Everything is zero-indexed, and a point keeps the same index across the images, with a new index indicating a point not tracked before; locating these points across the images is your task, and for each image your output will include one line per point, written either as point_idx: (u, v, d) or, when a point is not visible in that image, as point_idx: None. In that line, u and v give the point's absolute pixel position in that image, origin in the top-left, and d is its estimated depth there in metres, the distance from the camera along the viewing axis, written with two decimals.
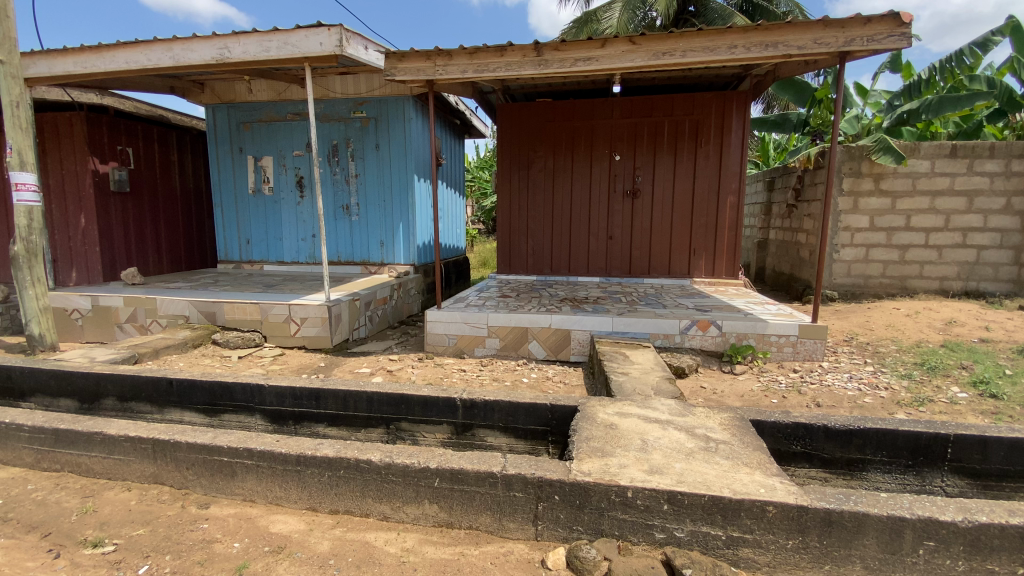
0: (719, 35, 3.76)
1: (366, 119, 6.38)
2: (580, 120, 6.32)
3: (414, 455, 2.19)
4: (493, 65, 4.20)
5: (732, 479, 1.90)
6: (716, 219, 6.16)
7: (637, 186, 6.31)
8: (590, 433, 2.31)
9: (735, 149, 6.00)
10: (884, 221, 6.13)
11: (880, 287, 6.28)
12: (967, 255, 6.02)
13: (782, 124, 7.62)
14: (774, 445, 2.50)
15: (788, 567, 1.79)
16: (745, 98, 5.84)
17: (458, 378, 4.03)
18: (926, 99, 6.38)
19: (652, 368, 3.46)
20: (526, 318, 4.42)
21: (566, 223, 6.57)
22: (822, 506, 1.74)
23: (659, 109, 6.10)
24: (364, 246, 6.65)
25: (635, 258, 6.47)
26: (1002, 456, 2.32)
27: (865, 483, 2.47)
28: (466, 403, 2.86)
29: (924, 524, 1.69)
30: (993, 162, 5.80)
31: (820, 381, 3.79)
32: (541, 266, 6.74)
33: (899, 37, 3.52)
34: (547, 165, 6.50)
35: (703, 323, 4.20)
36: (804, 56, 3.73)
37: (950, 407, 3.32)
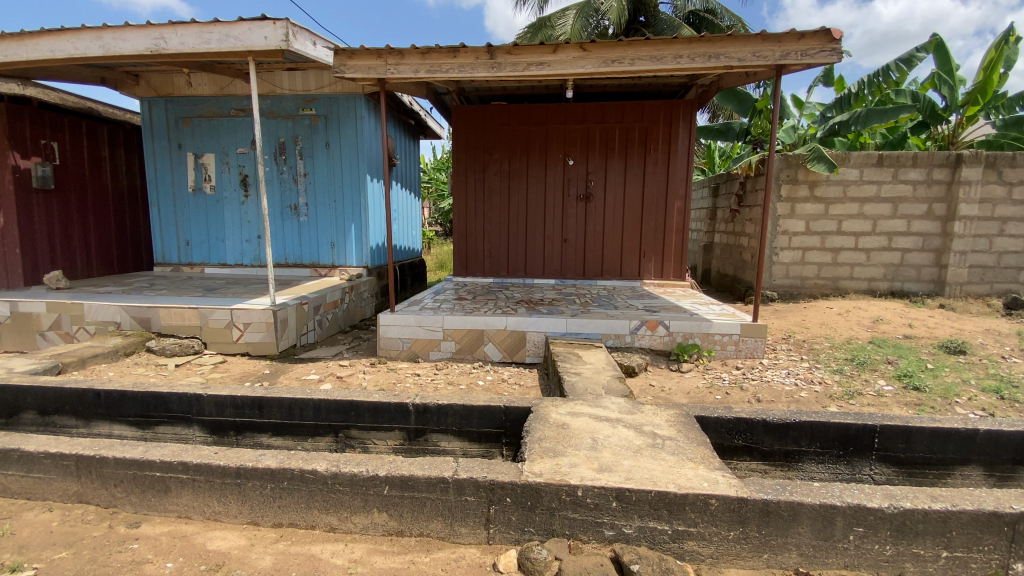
0: (666, 45, 3.88)
1: (316, 117, 6.18)
2: (535, 124, 6.37)
3: (362, 463, 2.13)
4: (446, 66, 4.17)
5: (677, 475, 1.95)
6: (664, 223, 6.36)
7: (590, 190, 6.42)
8: (542, 434, 2.32)
9: (682, 156, 6.22)
10: (819, 225, 6.52)
11: (815, 287, 6.66)
12: (892, 257, 6.48)
13: (726, 132, 7.95)
14: (717, 440, 2.60)
15: (731, 557, 1.85)
16: (691, 106, 6.06)
17: (411, 383, 3.95)
18: (856, 112, 6.83)
19: (604, 367, 3.52)
20: (482, 320, 4.41)
21: (521, 225, 6.60)
22: (760, 497, 1.82)
23: (611, 116, 6.24)
24: (314, 248, 6.44)
25: (589, 261, 6.57)
26: (924, 445, 2.50)
27: (801, 474, 2.61)
28: (419, 408, 2.80)
29: (853, 511, 1.79)
30: (915, 172, 6.27)
31: (760, 377, 3.97)
32: (497, 269, 6.74)
33: (830, 53, 3.75)
34: (503, 168, 6.51)
35: (652, 323, 4.32)
36: (744, 67, 3.91)
37: (878, 399, 3.56)
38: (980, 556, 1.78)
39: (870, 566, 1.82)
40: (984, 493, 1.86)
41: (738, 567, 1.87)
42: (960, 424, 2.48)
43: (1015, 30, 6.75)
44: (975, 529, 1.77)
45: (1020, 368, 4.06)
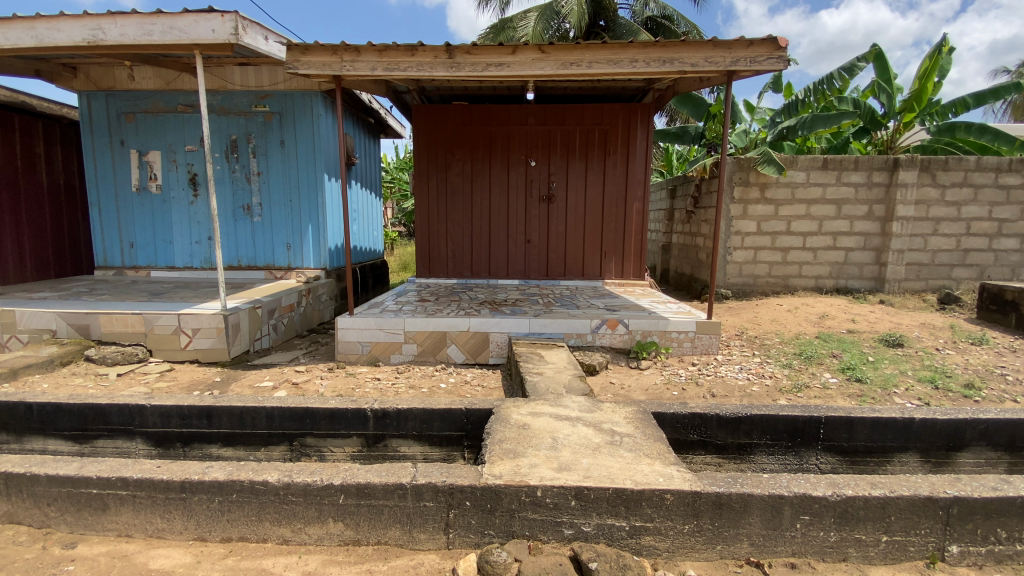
0: (622, 49, 3.94)
1: (269, 114, 5.97)
2: (496, 125, 6.37)
3: (316, 472, 2.06)
4: (404, 64, 4.10)
5: (634, 471, 1.98)
6: (624, 224, 6.47)
7: (552, 191, 6.46)
8: (503, 435, 2.31)
9: (641, 158, 6.35)
10: (769, 225, 6.79)
11: (767, 285, 6.93)
12: (837, 256, 6.82)
13: (682, 135, 8.15)
14: (674, 435, 2.67)
15: (686, 550, 1.89)
16: (648, 110, 6.20)
17: (371, 388, 3.85)
18: (802, 117, 7.16)
19: (566, 367, 3.54)
20: (444, 322, 4.36)
21: (485, 226, 6.58)
22: (713, 490, 1.86)
23: (571, 118, 6.30)
24: (269, 250, 6.22)
25: (552, 261, 6.62)
26: (865, 435, 2.64)
27: (753, 466, 2.70)
28: (377, 414, 2.74)
29: (801, 501, 1.86)
30: (857, 175, 6.61)
31: (715, 373, 4.10)
32: (460, 270, 6.70)
33: (777, 60, 3.91)
34: (465, 168, 6.48)
35: (612, 322, 4.38)
36: (697, 73, 4.03)
37: (823, 391, 3.73)
38: (917, 539, 1.88)
39: (816, 553, 1.90)
40: (919, 479, 1.97)
41: (693, 559, 1.91)
42: (897, 413, 2.63)
43: (946, 41, 7.23)
44: (913, 513, 1.87)
45: (951, 359, 4.35)
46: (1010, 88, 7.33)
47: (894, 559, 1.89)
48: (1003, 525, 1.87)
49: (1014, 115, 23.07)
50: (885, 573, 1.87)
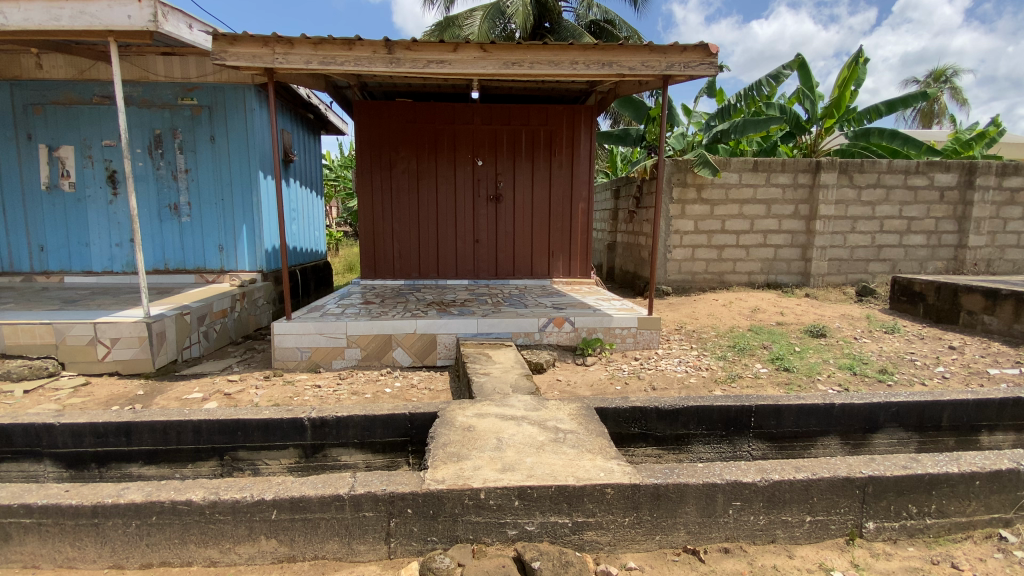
0: (563, 50, 3.99)
1: (197, 108, 5.61)
2: (441, 123, 6.28)
3: (247, 487, 1.94)
4: (341, 58, 3.96)
5: (576, 468, 2.00)
6: (570, 223, 6.57)
7: (499, 191, 6.46)
8: (447, 439, 2.27)
9: (585, 159, 6.47)
10: (705, 224, 7.10)
11: (704, 281, 7.25)
12: (767, 253, 7.23)
13: (624, 137, 8.37)
14: (616, 429, 2.73)
15: (627, 543, 1.93)
16: (591, 112, 6.33)
17: (310, 396, 3.69)
18: (734, 121, 7.52)
19: (513, 366, 3.53)
20: (389, 325, 4.25)
21: (432, 226, 6.49)
22: (651, 482, 1.91)
23: (517, 118, 6.32)
24: (199, 252, 5.85)
25: (501, 260, 6.62)
26: (792, 421, 2.80)
27: (691, 455, 2.82)
28: (316, 423, 2.63)
29: (732, 487, 1.95)
30: (784, 176, 7.03)
31: (656, 366, 4.23)
32: (407, 270, 6.57)
33: (709, 66, 4.09)
34: (411, 167, 6.36)
35: (558, 320, 4.44)
36: (635, 76, 4.14)
37: (755, 380, 3.94)
38: (837, 517, 2.01)
39: (747, 536, 1.99)
40: (839, 461, 2.11)
41: (634, 551, 1.95)
42: (819, 399, 2.81)
43: (861, 53, 7.82)
44: (833, 493, 1.99)
45: (868, 347, 4.70)
46: (916, 97, 8.02)
47: (818, 537, 2.01)
48: (913, 500, 2.03)
49: (921, 122, 25.32)
50: (810, 551, 1.98)
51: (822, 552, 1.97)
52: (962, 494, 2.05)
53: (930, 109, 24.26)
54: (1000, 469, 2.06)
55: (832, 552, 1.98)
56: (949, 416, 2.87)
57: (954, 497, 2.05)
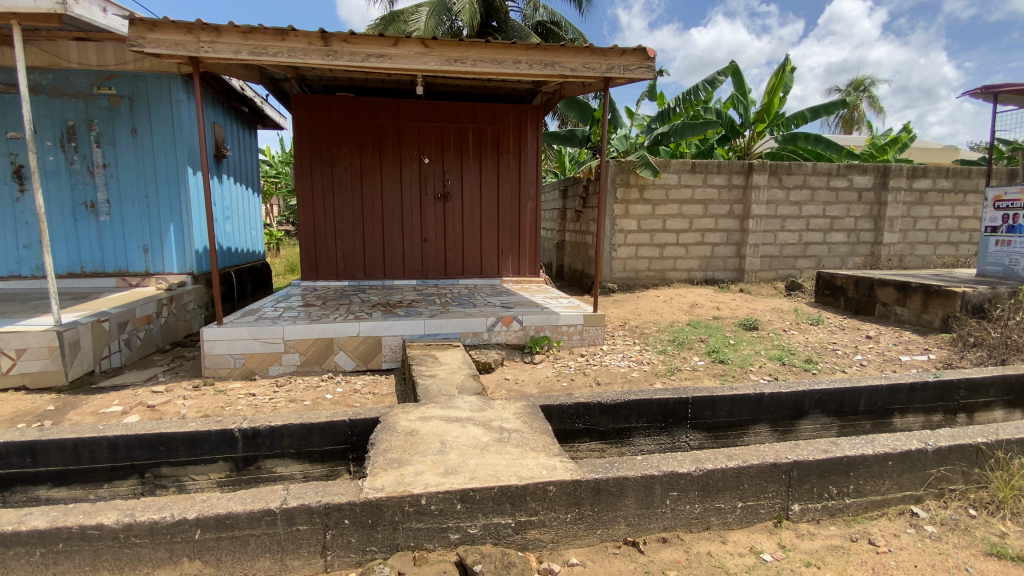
0: (505, 49, 3.99)
1: (116, 98, 5.19)
2: (385, 119, 6.13)
3: (167, 506, 1.81)
4: (273, 49, 3.78)
5: (519, 467, 2.00)
6: (518, 222, 6.59)
7: (447, 190, 6.38)
8: (389, 444, 2.19)
9: (532, 159, 6.51)
10: (647, 224, 7.33)
11: (647, 278, 7.48)
12: (705, 250, 7.55)
13: (570, 138, 8.48)
14: (561, 426, 2.75)
15: (569, 539, 1.95)
16: (537, 112, 6.38)
17: (244, 405, 3.50)
18: (674, 124, 7.79)
19: (460, 367, 3.48)
20: (330, 328, 4.09)
21: (377, 225, 6.32)
22: (592, 477, 1.94)
23: (463, 116, 6.26)
24: (121, 254, 5.42)
25: (449, 260, 6.54)
26: (726, 412, 2.93)
27: (632, 448, 2.90)
28: (247, 433, 2.49)
29: (669, 478, 2.01)
30: (719, 177, 7.37)
31: (601, 362, 4.32)
32: (352, 271, 6.38)
33: (647, 69, 4.20)
34: (353, 164, 6.17)
35: (507, 319, 4.43)
36: (576, 77, 4.20)
37: (693, 372, 4.11)
38: (765, 501, 2.12)
39: (684, 525, 2.05)
40: (767, 448, 2.22)
41: (577, 547, 1.97)
42: (750, 389, 2.95)
43: (788, 61, 8.30)
44: (762, 479, 2.10)
45: (795, 338, 5.00)
46: (837, 105, 8.62)
47: (749, 522, 2.11)
48: (833, 481, 2.17)
49: (842, 128, 27.27)
50: (742, 535, 2.07)
51: (752, 535, 2.06)
52: (877, 474, 2.21)
53: (850, 116, 26.22)
54: (910, 449, 2.23)
55: (762, 535, 2.07)
56: (865, 401, 3.10)
57: (870, 477, 2.21)
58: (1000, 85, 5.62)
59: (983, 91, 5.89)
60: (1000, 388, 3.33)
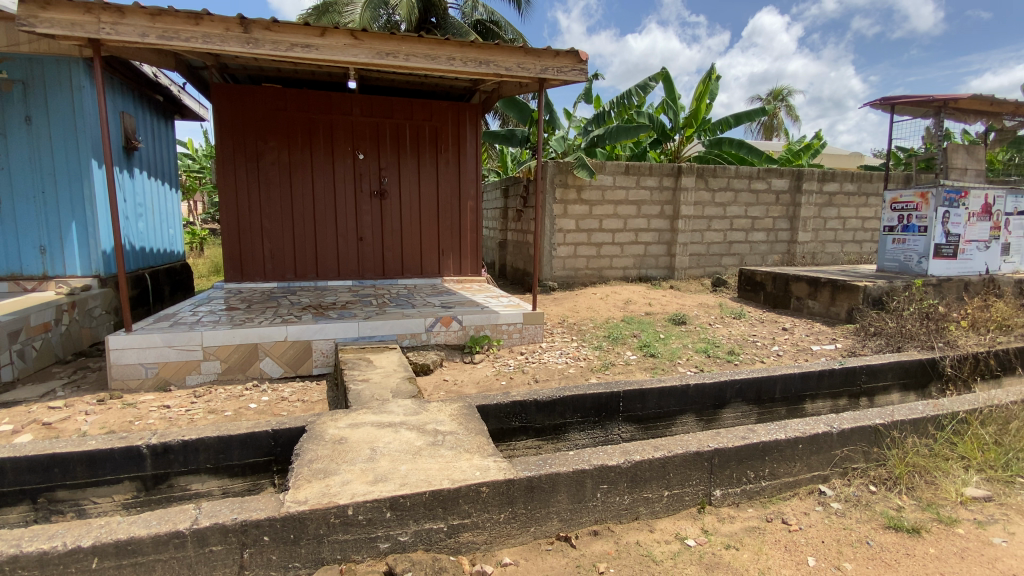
0: (439, 45, 3.93)
1: (7, 82, 4.66)
2: (316, 112, 5.88)
3: (57, 535, 1.63)
4: (186, 34, 3.51)
5: (452, 469, 1.97)
6: (459, 221, 6.52)
7: (383, 187, 6.19)
8: (315, 454, 2.09)
9: (471, 157, 6.47)
10: (585, 223, 7.50)
11: (585, 277, 7.64)
12: (639, 249, 7.83)
13: (509, 138, 8.52)
14: (497, 425, 2.75)
15: (502, 540, 1.94)
16: (476, 111, 6.35)
17: (157, 418, 3.23)
18: (609, 127, 8.01)
19: (394, 370, 3.38)
20: (254, 333, 3.86)
21: (308, 223, 6.05)
22: (525, 475, 1.95)
23: (399, 112, 6.11)
24: (12, 255, 4.86)
25: (387, 259, 6.36)
26: (655, 403, 3.07)
27: (568, 443, 2.95)
28: (156, 450, 2.30)
29: (599, 471, 2.05)
30: (652, 179, 7.66)
31: (539, 360, 4.36)
32: (281, 271, 6.07)
33: (580, 72, 4.28)
34: (281, 158, 5.87)
35: (446, 319, 4.37)
36: (511, 76, 4.21)
37: (625, 366, 4.25)
38: (690, 489, 2.21)
39: (614, 516, 2.11)
40: (691, 437, 2.32)
41: (510, 546, 1.96)
42: (676, 381, 3.10)
43: (714, 70, 8.75)
44: (686, 468, 2.19)
45: (720, 331, 5.29)
46: (758, 113, 9.19)
47: (675, 509, 2.20)
48: (751, 466, 2.30)
49: (764, 135, 29.17)
50: (668, 523, 2.15)
51: (678, 522, 2.15)
52: (789, 457, 2.37)
53: (771, 124, 28.10)
54: (817, 432, 2.41)
55: (687, 521, 2.16)
56: (781, 388, 3.33)
57: (783, 460, 2.36)
58: (895, 97, 6.22)
59: (882, 102, 6.49)
60: (896, 372, 3.68)
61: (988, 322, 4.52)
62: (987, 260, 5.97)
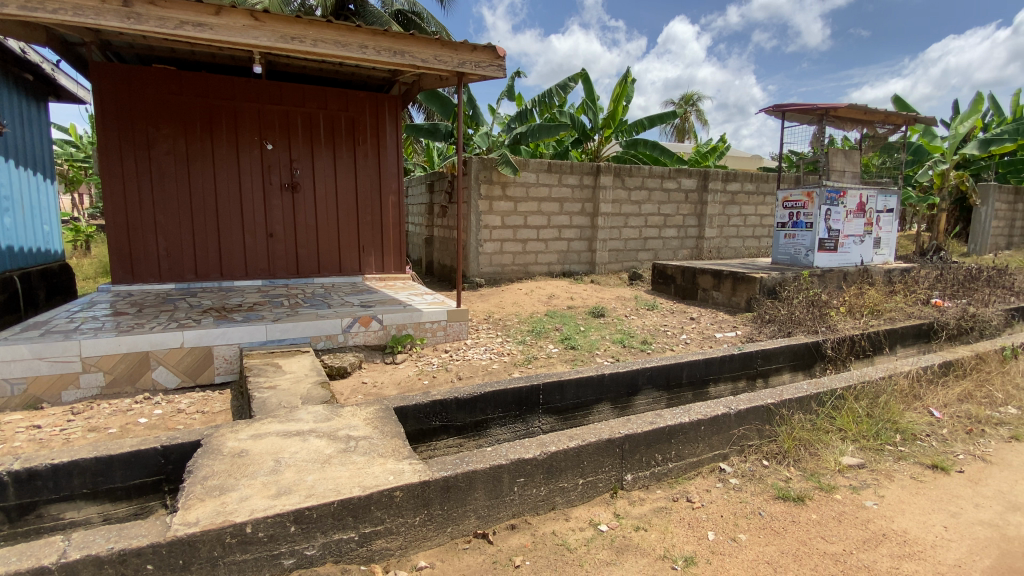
0: (349, 32, 3.75)
1: None
2: (217, 98, 5.43)
3: None
4: (52, 4, 3.09)
5: (363, 476, 1.89)
6: (380, 216, 6.28)
7: (296, 180, 5.84)
8: (210, 470, 1.92)
9: (392, 150, 6.25)
10: (510, 220, 7.55)
11: (511, 272, 7.70)
12: (562, 245, 8.02)
13: (433, 132, 8.37)
14: (416, 426, 2.69)
15: (418, 543, 1.90)
16: (396, 102, 6.16)
17: (24, 441, 2.83)
18: (531, 125, 8.11)
19: (306, 375, 3.19)
20: (144, 340, 3.50)
21: (211, 218, 5.58)
22: (440, 476, 1.91)
23: (311, 101, 5.79)
24: None
25: (302, 257, 6.01)
26: (573, 394, 3.15)
27: (489, 439, 2.96)
28: (20, 477, 2.01)
29: (516, 465, 2.07)
30: (573, 177, 7.86)
31: (463, 357, 4.34)
32: (180, 271, 5.56)
33: (497, 68, 4.27)
34: (177, 147, 5.36)
35: (365, 319, 4.20)
36: (427, 68, 4.11)
37: (547, 359, 4.33)
38: (603, 475, 2.29)
39: (531, 509, 2.14)
40: (603, 426, 2.40)
41: (426, 549, 1.92)
42: (593, 371, 3.21)
43: (629, 74, 9.12)
44: (599, 455, 2.26)
45: (635, 322, 5.56)
46: (669, 116, 9.71)
47: (589, 496, 2.27)
48: (658, 449, 2.43)
49: (676, 138, 31.02)
50: (583, 510, 2.21)
51: (592, 509, 2.22)
52: (693, 439, 2.52)
53: (683, 127, 29.88)
54: (717, 414, 2.59)
55: (600, 507, 2.24)
56: (687, 373, 3.55)
57: (687, 442, 2.51)
58: (787, 104, 6.82)
59: (775, 109, 7.09)
60: (787, 355, 4.05)
61: (862, 308, 5.10)
62: (862, 253, 6.73)
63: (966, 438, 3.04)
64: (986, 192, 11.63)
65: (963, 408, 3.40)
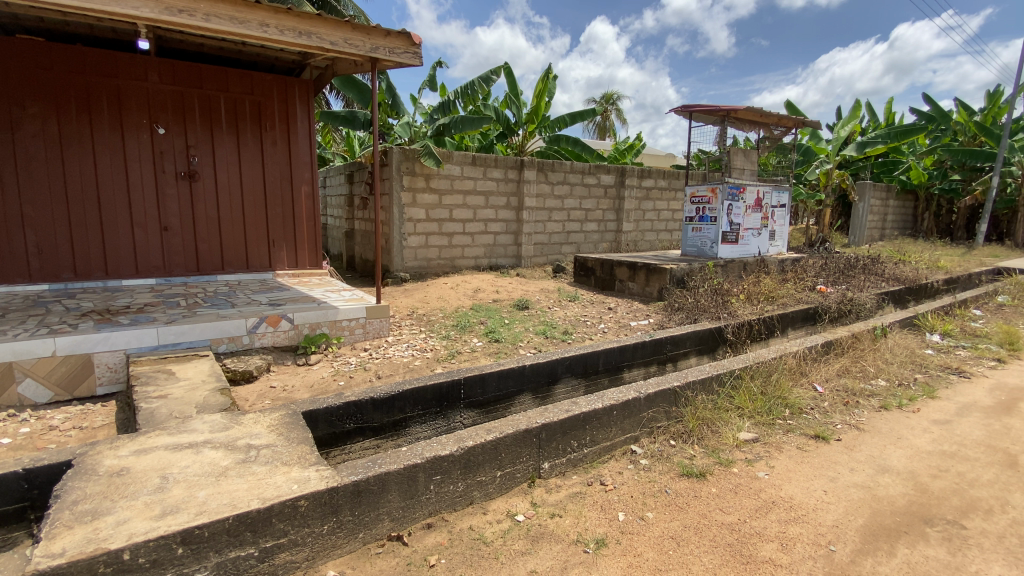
0: (248, 8, 3.48)
1: None
2: (97, 76, 4.84)
3: None
4: None
5: (263, 487, 1.77)
6: (292, 208, 5.92)
7: (194, 168, 5.35)
8: (83, 492, 1.71)
9: (303, 138, 5.89)
10: (435, 213, 7.43)
11: (438, 267, 7.59)
12: (488, 239, 8.02)
13: (352, 120, 8.02)
14: (328, 430, 2.57)
15: (327, 551, 1.81)
16: (307, 87, 5.81)
17: None
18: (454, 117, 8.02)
19: (204, 381, 2.94)
20: (6, 349, 3.04)
21: (92, 210, 4.98)
22: (350, 481, 1.84)
23: (210, 82, 5.33)
24: None
25: (203, 252, 5.53)
26: (494, 387, 3.17)
27: (407, 438, 2.90)
28: None
29: (431, 463, 2.04)
30: (497, 170, 7.86)
31: (383, 355, 4.20)
32: (54, 270, 4.91)
33: (413, 55, 4.15)
34: (48, 129, 4.72)
35: (273, 319, 3.95)
36: (337, 52, 3.91)
37: (471, 354, 4.31)
38: (520, 466, 2.32)
39: (448, 506, 2.12)
40: (522, 416, 2.43)
41: (336, 557, 1.85)
42: (514, 363, 3.25)
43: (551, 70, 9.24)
44: (517, 446, 2.29)
45: (557, 314, 5.68)
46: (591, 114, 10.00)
47: (507, 488, 2.29)
48: (574, 436, 2.50)
49: (597, 134, 32.04)
50: (501, 502, 2.23)
51: (509, 500, 2.24)
52: (606, 424, 2.62)
53: (603, 125, 30.92)
54: (628, 399, 2.71)
55: (518, 497, 2.27)
56: (603, 361, 3.69)
57: (601, 427, 2.60)
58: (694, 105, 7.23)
59: (684, 109, 7.50)
60: (693, 340, 4.33)
61: (759, 295, 5.55)
62: (760, 245, 7.34)
63: (843, 410, 3.41)
64: (863, 190, 13.09)
65: (841, 382, 3.83)
